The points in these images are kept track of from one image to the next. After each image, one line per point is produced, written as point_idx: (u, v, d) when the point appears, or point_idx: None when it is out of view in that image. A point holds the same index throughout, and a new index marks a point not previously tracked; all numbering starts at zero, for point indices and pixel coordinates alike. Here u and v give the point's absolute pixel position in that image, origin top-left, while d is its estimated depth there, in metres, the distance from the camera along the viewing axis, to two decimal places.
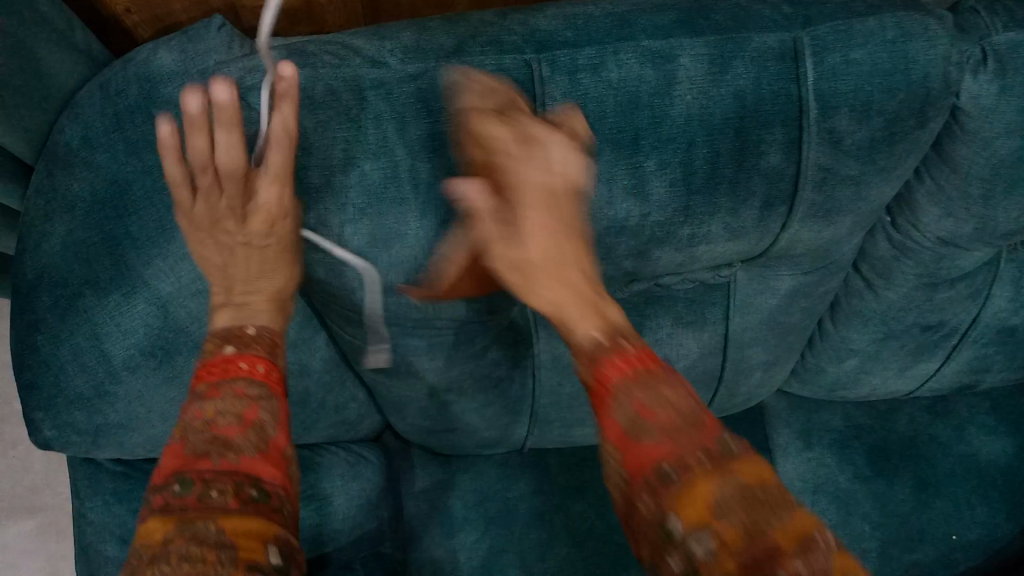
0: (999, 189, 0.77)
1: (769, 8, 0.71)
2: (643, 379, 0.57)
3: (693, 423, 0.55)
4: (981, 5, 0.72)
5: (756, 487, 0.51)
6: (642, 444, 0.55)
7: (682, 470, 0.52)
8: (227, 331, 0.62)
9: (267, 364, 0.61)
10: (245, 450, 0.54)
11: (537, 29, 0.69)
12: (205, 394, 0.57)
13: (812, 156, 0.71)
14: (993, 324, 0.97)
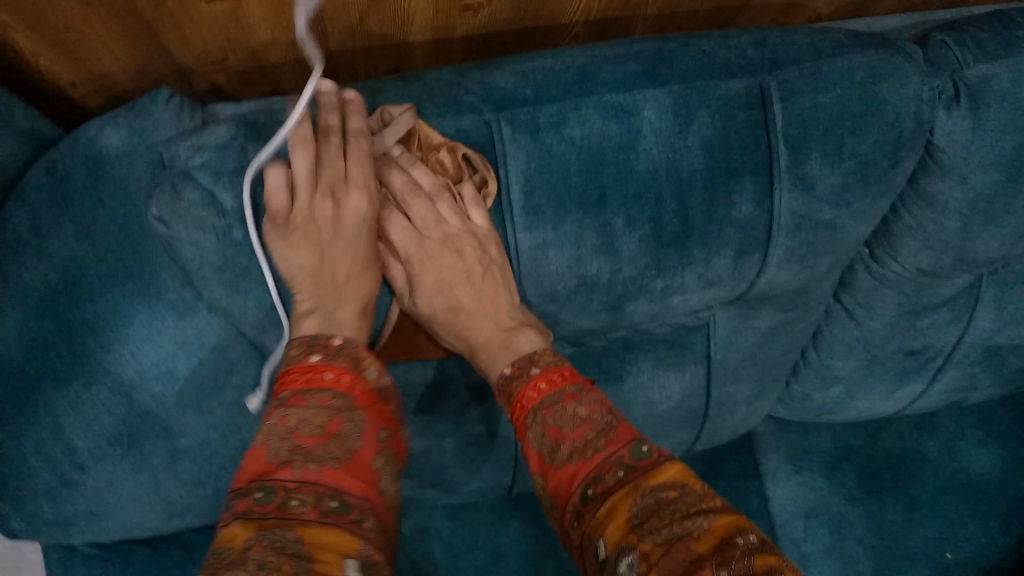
0: (977, 222, 0.75)
1: (734, 52, 0.68)
2: (555, 400, 0.60)
3: (607, 434, 0.58)
4: (952, 38, 0.70)
5: (671, 491, 0.53)
6: (559, 465, 0.58)
7: (601, 491, 0.55)
8: (315, 337, 0.60)
9: (356, 377, 0.59)
10: (327, 462, 0.53)
11: (495, 87, 0.66)
12: (289, 402, 0.55)
13: (785, 205, 0.69)
14: (977, 344, 0.96)
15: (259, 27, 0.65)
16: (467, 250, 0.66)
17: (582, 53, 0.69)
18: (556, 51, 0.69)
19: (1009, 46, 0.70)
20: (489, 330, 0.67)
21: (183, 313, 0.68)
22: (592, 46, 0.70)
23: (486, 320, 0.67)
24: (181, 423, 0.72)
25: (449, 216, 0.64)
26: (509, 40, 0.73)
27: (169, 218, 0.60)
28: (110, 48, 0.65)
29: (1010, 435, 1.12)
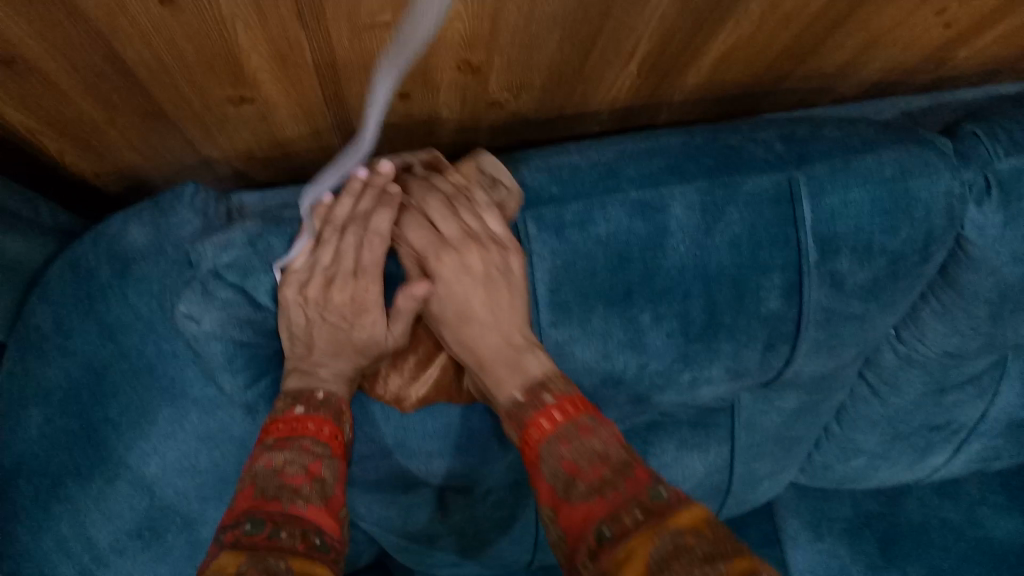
0: (1007, 310, 0.74)
1: (761, 145, 0.67)
2: (570, 431, 0.53)
3: (624, 474, 0.51)
4: (982, 129, 0.70)
5: (691, 536, 0.46)
6: (573, 502, 0.50)
7: (617, 533, 0.47)
8: (298, 390, 0.58)
9: (335, 429, 0.58)
10: (311, 500, 0.52)
11: (520, 185, 0.63)
12: (273, 444, 0.55)
13: (815, 299, 0.68)
14: (1002, 417, 0.95)
15: (287, 122, 0.64)
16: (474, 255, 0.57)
17: (608, 145, 0.68)
18: (583, 144, 0.68)
19: None
20: (496, 346, 0.57)
21: (207, 409, 0.67)
22: (620, 139, 0.68)
23: (494, 332, 0.57)
24: (202, 515, 0.72)
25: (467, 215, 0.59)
26: (537, 130, 0.74)
27: (199, 315, 0.57)
28: (136, 145, 0.64)
29: None
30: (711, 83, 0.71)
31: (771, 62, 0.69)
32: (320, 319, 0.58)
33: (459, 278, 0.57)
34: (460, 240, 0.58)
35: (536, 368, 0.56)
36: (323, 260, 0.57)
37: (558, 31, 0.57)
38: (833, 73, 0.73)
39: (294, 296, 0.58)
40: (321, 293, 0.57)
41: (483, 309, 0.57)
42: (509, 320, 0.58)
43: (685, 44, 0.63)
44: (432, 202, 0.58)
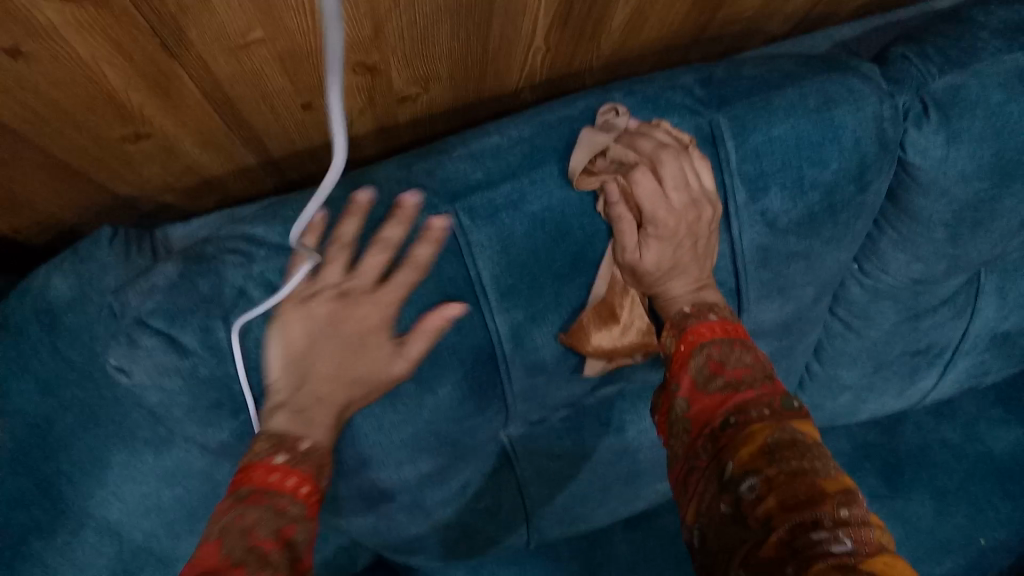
0: (965, 230, 0.72)
1: (680, 92, 0.64)
2: (723, 339, 0.59)
3: (762, 380, 0.56)
4: (911, 51, 0.67)
5: (807, 438, 0.51)
6: (708, 392, 0.56)
7: (741, 420, 0.53)
8: (281, 434, 0.51)
9: (311, 486, 0.50)
10: (281, 569, 0.45)
11: (446, 177, 0.61)
12: (245, 500, 0.47)
13: (749, 240, 0.66)
14: (984, 333, 0.93)
15: (192, 150, 0.62)
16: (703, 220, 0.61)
17: (527, 119, 0.65)
18: (502, 121, 0.66)
19: (970, 53, 0.67)
20: (686, 279, 0.62)
21: (160, 449, 0.67)
22: (540, 111, 0.66)
23: (688, 274, 0.62)
24: (175, 550, 0.71)
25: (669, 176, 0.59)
26: (457, 120, 0.72)
27: (129, 367, 0.55)
28: (47, 196, 0.63)
29: None
30: (628, 44, 0.68)
31: (685, 15, 0.66)
32: (325, 342, 0.54)
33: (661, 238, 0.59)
34: (677, 211, 0.59)
35: (709, 296, 0.63)
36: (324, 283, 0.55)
37: (447, 20, 0.55)
38: (752, 15, 0.71)
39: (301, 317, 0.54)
40: (334, 313, 0.54)
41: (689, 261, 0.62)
42: (701, 266, 0.63)
43: (587, 12, 0.60)
44: (668, 175, 0.58)
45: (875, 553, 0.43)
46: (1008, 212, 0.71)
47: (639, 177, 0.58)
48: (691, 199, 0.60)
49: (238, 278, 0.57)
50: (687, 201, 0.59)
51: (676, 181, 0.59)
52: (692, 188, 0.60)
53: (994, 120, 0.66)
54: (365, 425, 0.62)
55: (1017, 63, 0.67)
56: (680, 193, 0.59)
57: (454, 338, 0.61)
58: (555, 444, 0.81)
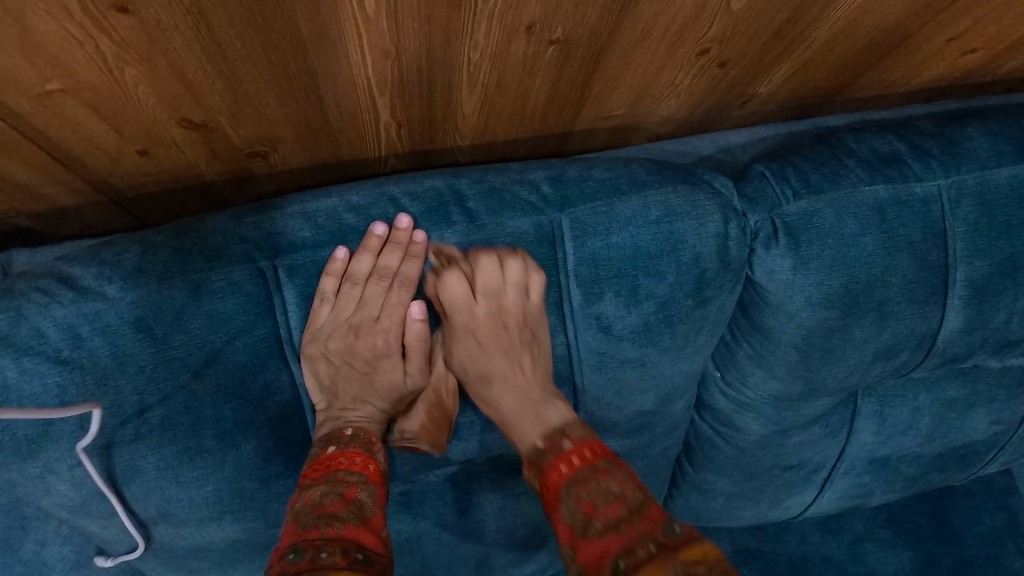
0: (815, 357, 0.71)
1: (527, 188, 0.64)
2: (587, 475, 0.58)
3: (640, 511, 0.55)
4: (771, 169, 0.67)
5: (699, 564, 0.50)
6: (589, 539, 0.55)
7: (632, 563, 0.51)
8: (329, 433, 0.64)
9: (367, 460, 0.63)
10: (348, 521, 0.56)
11: (271, 231, 0.61)
12: (310, 481, 0.60)
13: (585, 344, 0.66)
14: (861, 456, 0.92)
15: (27, 177, 0.61)
16: (514, 325, 0.67)
17: (368, 188, 0.64)
18: (347, 186, 0.65)
19: (833, 180, 0.66)
20: (515, 391, 0.65)
21: None
22: (385, 183, 0.65)
23: (517, 396, 0.65)
24: None
25: (488, 273, 0.63)
26: (324, 174, 0.71)
27: None
28: None
29: (917, 536, 1.08)
30: (491, 128, 0.67)
31: (544, 108, 0.65)
32: (344, 365, 0.66)
33: (474, 344, 0.68)
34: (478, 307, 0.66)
35: (551, 418, 0.63)
36: (345, 313, 0.64)
37: (268, 88, 0.54)
38: (625, 114, 0.70)
39: (317, 350, 0.63)
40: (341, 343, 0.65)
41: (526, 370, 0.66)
42: (533, 381, 0.66)
43: (427, 96, 0.59)
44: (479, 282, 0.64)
45: None
46: (858, 344, 0.70)
47: (451, 283, 0.64)
48: (500, 305, 0.66)
49: (41, 320, 0.55)
50: (494, 307, 0.66)
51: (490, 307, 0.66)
52: (506, 296, 0.65)
53: (846, 250, 0.65)
54: (159, 477, 0.60)
55: (876, 196, 0.66)
56: (487, 299, 0.66)
57: (262, 395, 0.61)
58: (394, 519, 0.78)
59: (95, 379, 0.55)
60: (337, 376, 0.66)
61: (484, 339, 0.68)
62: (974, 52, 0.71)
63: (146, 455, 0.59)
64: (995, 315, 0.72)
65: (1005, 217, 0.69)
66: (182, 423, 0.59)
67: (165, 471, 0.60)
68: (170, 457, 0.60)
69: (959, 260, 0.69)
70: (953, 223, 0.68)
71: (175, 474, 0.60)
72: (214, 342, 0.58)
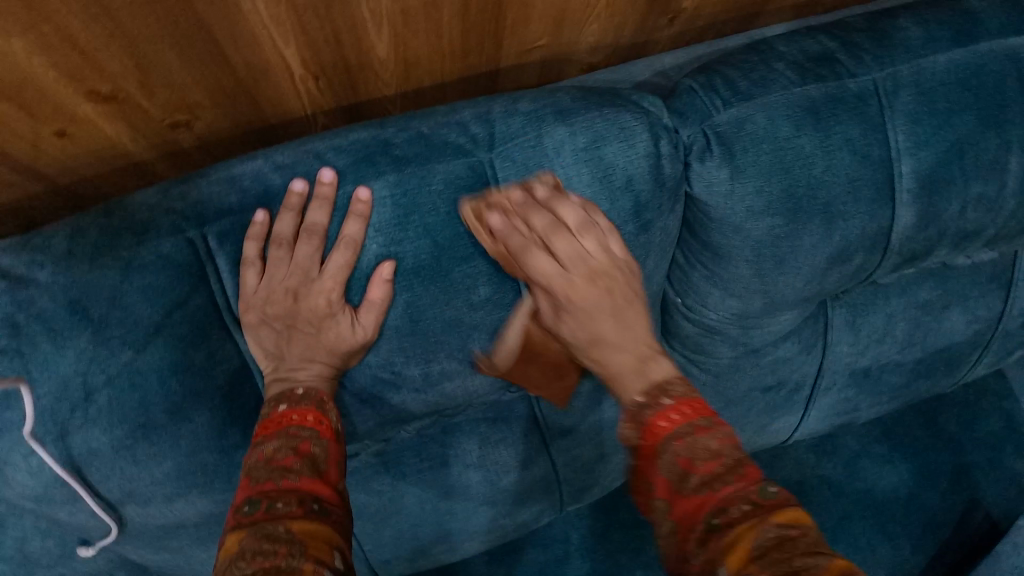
0: (768, 268, 0.69)
1: (454, 130, 0.64)
2: (686, 431, 0.55)
3: (736, 470, 0.53)
4: (699, 82, 0.66)
5: (794, 530, 0.48)
6: (686, 494, 0.53)
7: (726, 521, 0.50)
8: (279, 392, 0.61)
9: (320, 417, 0.60)
10: (303, 472, 0.55)
11: (199, 200, 0.61)
12: (263, 438, 0.58)
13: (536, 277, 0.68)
14: (842, 369, 0.91)
15: None
16: (617, 285, 0.62)
17: (294, 147, 0.63)
18: (271, 148, 0.64)
19: (762, 84, 0.65)
20: (615, 333, 0.62)
21: None
22: (310, 139, 0.64)
23: (631, 345, 0.62)
24: None
25: (596, 252, 0.61)
26: (255, 142, 0.71)
27: None
28: None
29: (914, 447, 1.08)
30: (413, 73, 0.67)
31: (462, 44, 0.64)
32: (286, 327, 0.63)
33: (564, 268, 0.61)
34: (577, 242, 0.61)
35: (652, 366, 0.61)
36: (274, 274, 0.61)
37: (168, 51, 0.53)
38: (548, 45, 0.69)
39: (257, 317, 0.62)
40: (277, 307, 0.61)
41: (607, 304, 0.62)
42: (641, 339, 0.63)
43: (334, 41, 0.58)
44: (569, 196, 0.62)
45: None
46: (808, 252, 0.68)
47: (558, 243, 0.61)
48: (590, 269, 0.61)
49: None
50: (585, 274, 0.61)
51: (574, 263, 0.61)
52: (598, 262, 0.61)
53: (782, 153, 0.64)
54: (117, 458, 0.59)
55: (807, 96, 0.65)
56: (574, 268, 0.61)
57: (209, 364, 0.61)
58: (372, 482, 0.78)
59: (36, 365, 0.55)
60: (280, 341, 0.63)
61: (575, 293, 0.61)
62: None
63: (96, 436, 0.58)
64: (947, 207, 0.71)
65: (944, 102, 0.68)
66: (131, 401, 0.58)
67: (121, 453, 0.59)
68: (124, 438, 0.59)
69: (902, 151, 0.67)
70: (892, 116, 0.67)
71: (130, 454, 0.59)
72: (152, 316, 0.58)
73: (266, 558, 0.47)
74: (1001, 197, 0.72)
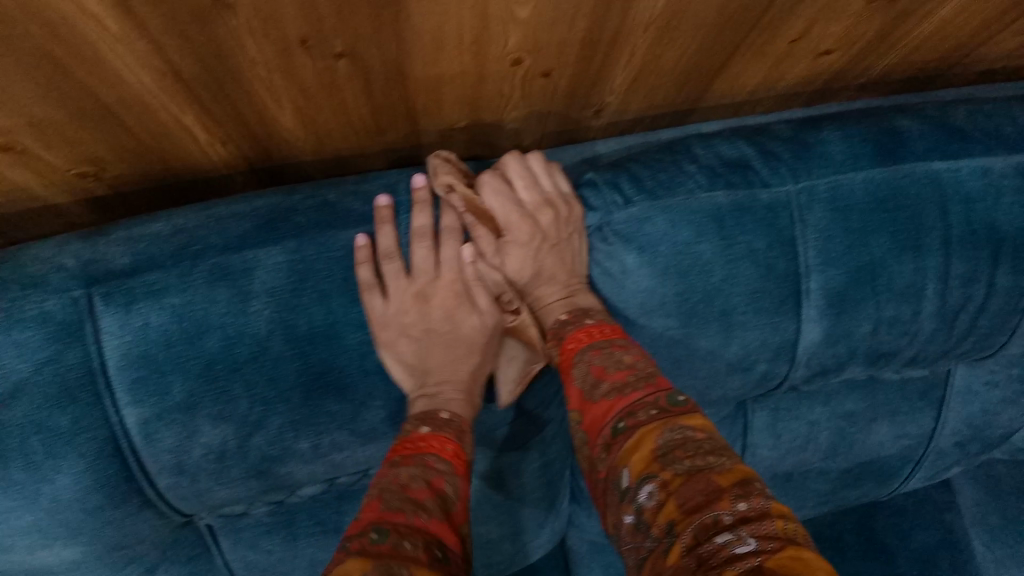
0: (665, 367, 0.69)
1: (358, 199, 0.65)
2: (603, 345, 0.59)
3: (646, 379, 0.56)
4: (600, 178, 0.66)
5: (699, 432, 0.51)
6: (597, 400, 0.57)
7: (631, 424, 0.53)
8: (425, 412, 0.61)
9: (456, 448, 0.60)
10: (434, 514, 0.53)
11: (92, 260, 0.61)
12: (400, 461, 0.57)
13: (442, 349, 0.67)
14: (763, 472, 0.89)
15: None
16: (569, 245, 0.66)
17: (198, 211, 0.64)
18: (178, 210, 0.65)
19: (668, 187, 0.64)
20: (546, 289, 0.66)
21: None
22: (214, 204, 0.65)
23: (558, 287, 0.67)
24: None
25: (543, 183, 0.67)
26: (174, 196, 0.71)
27: None
28: None
29: (845, 553, 1.06)
30: (326, 141, 0.66)
31: (373, 120, 0.64)
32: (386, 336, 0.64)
33: (523, 236, 0.66)
34: (532, 216, 0.66)
35: (580, 299, 0.66)
36: (162, 338, 0.59)
37: (60, 111, 0.54)
38: (467, 125, 0.69)
39: (142, 383, 0.60)
40: (164, 373, 0.60)
41: (546, 262, 0.66)
42: (574, 276, 0.67)
43: (234, 110, 0.58)
44: (517, 178, 0.68)
45: (779, 544, 0.41)
46: (706, 355, 0.68)
47: (510, 218, 0.66)
48: (545, 199, 0.66)
49: None
50: (538, 202, 0.66)
51: (522, 233, 0.66)
52: (546, 224, 0.65)
53: (681, 258, 0.63)
54: None
55: (714, 203, 0.64)
56: (530, 198, 0.67)
57: (71, 430, 0.58)
58: (261, 540, 0.78)
59: None
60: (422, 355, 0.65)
61: (524, 266, 0.67)
62: (830, 53, 0.67)
63: None
64: (857, 327, 0.70)
65: (858, 222, 0.66)
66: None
67: None
68: None
69: (811, 268, 0.66)
70: (801, 230, 0.66)
71: None
72: (20, 371, 0.57)
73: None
74: (917, 321, 0.71)
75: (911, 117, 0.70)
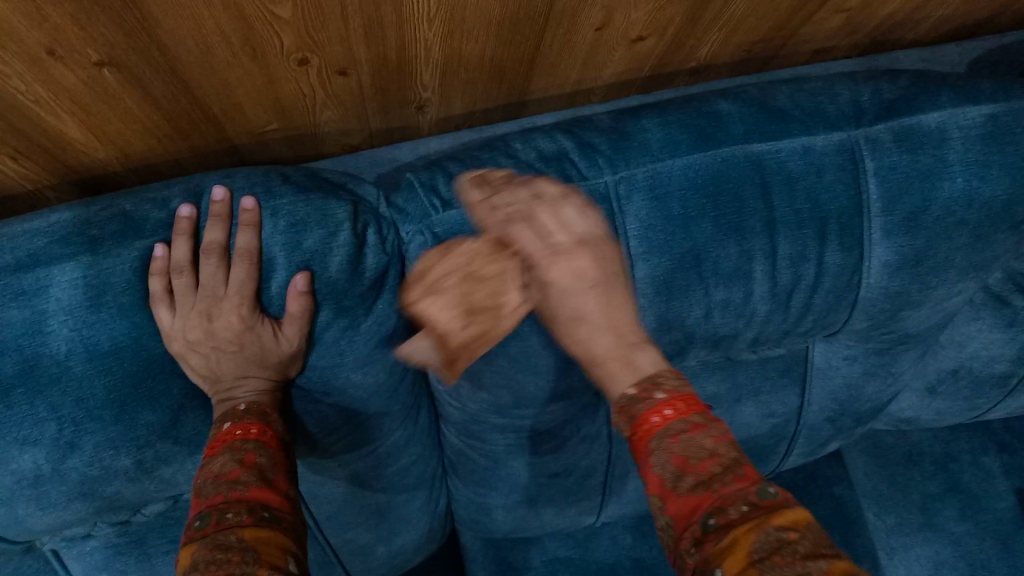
0: None
1: (159, 207, 0.62)
2: (680, 428, 0.55)
3: (735, 470, 0.53)
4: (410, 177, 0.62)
5: (793, 531, 0.47)
6: (681, 493, 0.53)
7: (723, 522, 0.49)
8: (220, 414, 0.63)
9: (263, 428, 0.61)
10: (251, 483, 0.56)
11: None
12: (208, 457, 0.59)
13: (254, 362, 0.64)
14: None
15: None
16: (615, 282, 0.62)
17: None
18: None
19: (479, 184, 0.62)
20: (616, 338, 0.60)
21: None
22: (15, 219, 0.62)
23: (607, 332, 0.61)
24: None
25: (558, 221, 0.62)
26: None
27: None
28: None
29: None
30: (130, 149, 0.64)
31: (173, 127, 0.62)
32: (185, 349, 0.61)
33: (562, 287, 0.61)
34: (566, 259, 0.61)
35: (645, 360, 0.60)
36: None
37: None
38: (282, 128, 0.67)
39: None
40: None
41: (598, 308, 0.61)
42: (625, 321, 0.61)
43: (10, 127, 0.55)
44: (545, 213, 0.62)
45: None
46: None
47: (555, 269, 0.61)
48: (557, 242, 0.61)
49: None
50: (582, 240, 0.62)
51: (572, 277, 0.61)
52: (592, 269, 0.61)
53: None
54: None
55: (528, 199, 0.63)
56: (565, 234, 0.62)
57: None
58: (114, 555, 0.78)
59: None
60: (212, 364, 0.63)
61: (587, 312, 0.61)
62: (645, 39, 0.67)
63: None
64: (689, 312, 0.69)
65: (680, 209, 0.66)
66: None
67: None
68: None
69: (635, 257, 0.66)
70: (622, 220, 0.65)
71: None
72: None
73: (221, 565, 0.48)
74: (750, 304, 0.71)
75: (732, 100, 0.71)
